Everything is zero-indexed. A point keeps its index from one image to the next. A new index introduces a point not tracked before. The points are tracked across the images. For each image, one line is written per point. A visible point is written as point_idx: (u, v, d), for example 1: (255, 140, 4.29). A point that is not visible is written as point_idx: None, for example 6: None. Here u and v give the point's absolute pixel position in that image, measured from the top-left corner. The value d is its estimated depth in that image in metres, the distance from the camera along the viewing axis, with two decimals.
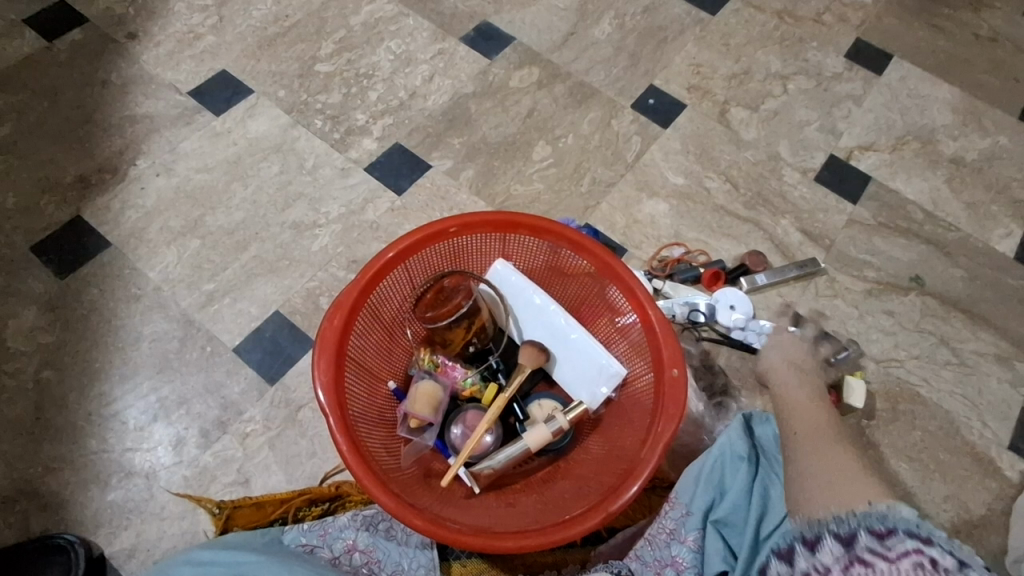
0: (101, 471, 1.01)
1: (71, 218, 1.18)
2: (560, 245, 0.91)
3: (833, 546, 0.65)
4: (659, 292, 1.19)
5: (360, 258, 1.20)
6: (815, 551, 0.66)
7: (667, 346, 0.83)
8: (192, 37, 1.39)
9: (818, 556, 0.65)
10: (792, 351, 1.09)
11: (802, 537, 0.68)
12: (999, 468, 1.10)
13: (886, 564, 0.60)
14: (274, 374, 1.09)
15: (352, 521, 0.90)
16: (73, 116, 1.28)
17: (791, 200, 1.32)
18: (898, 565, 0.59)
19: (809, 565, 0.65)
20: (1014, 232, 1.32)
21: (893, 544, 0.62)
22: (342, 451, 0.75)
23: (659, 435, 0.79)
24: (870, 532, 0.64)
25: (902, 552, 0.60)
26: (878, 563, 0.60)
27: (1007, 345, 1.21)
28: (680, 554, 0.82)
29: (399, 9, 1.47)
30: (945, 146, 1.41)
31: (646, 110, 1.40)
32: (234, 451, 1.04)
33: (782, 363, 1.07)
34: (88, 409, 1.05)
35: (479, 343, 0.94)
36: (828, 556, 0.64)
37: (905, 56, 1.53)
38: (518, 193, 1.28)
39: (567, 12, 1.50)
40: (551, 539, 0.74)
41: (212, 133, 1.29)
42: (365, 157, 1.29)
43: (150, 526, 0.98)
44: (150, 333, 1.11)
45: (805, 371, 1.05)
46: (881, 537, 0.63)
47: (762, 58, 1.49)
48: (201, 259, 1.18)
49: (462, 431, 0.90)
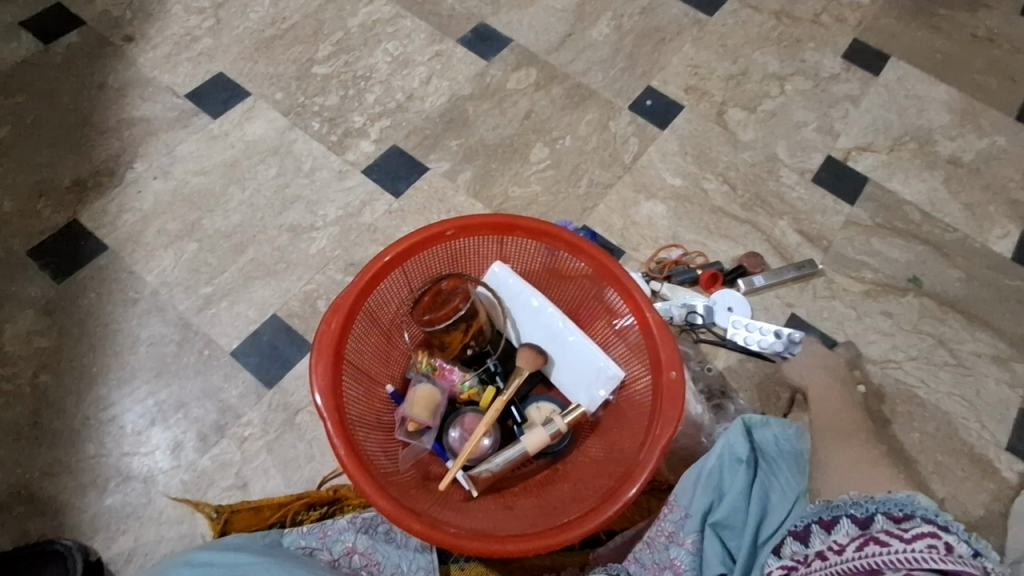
0: (99, 475, 1.01)
1: (68, 222, 1.18)
2: (557, 247, 0.91)
3: (849, 527, 0.69)
4: (657, 294, 1.19)
5: (358, 261, 1.20)
6: (832, 532, 0.70)
7: (664, 349, 0.83)
8: (189, 40, 1.39)
9: (834, 536, 0.69)
10: (819, 367, 1.07)
11: (819, 519, 0.72)
12: (997, 468, 1.10)
13: (901, 543, 0.62)
14: (272, 377, 1.09)
15: (352, 524, 0.90)
16: (69, 119, 1.28)
17: (789, 201, 1.32)
18: (912, 544, 0.61)
19: (826, 544, 0.69)
20: (1011, 232, 1.32)
21: (909, 526, 0.64)
22: (340, 455, 0.75)
23: (657, 438, 0.79)
24: (887, 516, 0.67)
25: (918, 533, 0.62)
26: (892, 542, 0.63)
27: (1004, 346, 1.21)
28: (678, 557, 0.81)
29: (396, 11, 1.47)
30: (942, 147, 1.41)
31: (644, 111, 1.40)
32: (232, 455, 1.04)
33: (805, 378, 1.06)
34: (85, 414, 1.04)
35: (476, 345, 0.93)
36: (844, 537, 0.68)
37: (902, 56, 1.53)
38: (516, 195, 1.28)
39: (565, 13, 1.50)
40: (550, 543, 0.74)
41: (209, 136, 1.29)
42: (363, 159, 1.29)
43: (148, 531, 0.98)
44: (148, 337, 1.11)
45: (834, 390, 1.03)
46: (898, 520, 0.66)
47: (759, 59, 1.49)
48: (199, 263, 1.17)
49: (460, 435, 0.89)
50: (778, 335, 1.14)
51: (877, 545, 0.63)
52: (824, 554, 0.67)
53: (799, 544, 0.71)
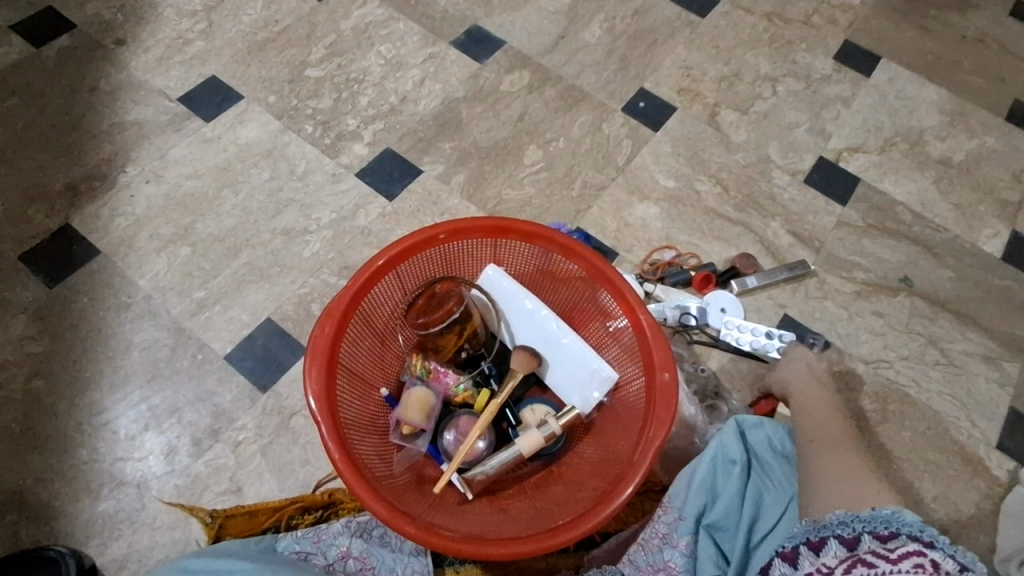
0: (92, 481, 1.00)
1: (60, 226, 1.18)
2: (551, 249, 0.91)
3: (837, 548, 0.68)
4: (650, 295, 1.20)
5: (352, 264, 1.20)
6: (820, 554, 0.69)
7: (658, 351, 0.84)
8: (181, 43, 1.38)
9: (823, 558, 0.68)
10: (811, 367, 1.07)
11: (807, 540, 0.71)
12: (987, 467, 1.11)
13: (888, 564, 0.61)
14: (266, 381, 1.09)
15: (346, 528, 0.90)
16: (61, 123, 1.27)
17: (781, 203, 1.33)
18: (898, 564, 0.60)
19: (815, 566, 0.68)
20: (1001, 232, 1.33)
21: (895, 546, 0.64)
22: (334, 459, 0.74)
23: (651, 440, 0.79)
24: (873, 535, 0.68)
25: (903, 553, 0.62)
26: (879, 563, 0.62)
27: (994, 345, 1.22)
28: (672, 559, 0.81)
29: (389, 13, 1.47)
30: (933, 147, 1.42)
31: (637, 113, 1.40)
32: (227, 459, 1.04)
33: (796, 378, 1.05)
34: (78, 419, 1.04)
35: (471, 348, 0.93)
36: (833, 558, 0.67)
37: (893, 58, 1.54)
38: (510, 197, 1.28)
39: (557, 15, 1.50)
40: (545, 545, 0.74)
41: (202, 139, 1.29)
42: (356, 163, 1.29)
43: (142, 536, 0.98)
44: (141, 341, 1.11)
45: (826, 389, 1.02)
46: (884, 540, 0.66)
47: (752, 61, 1.49)
48: (192, 266, 1.17)
49: (455, 437, 0.90)
50: (772, 335, 1.17)
51: (865, 568, 0.62)
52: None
53: (788, 566, 0.70)
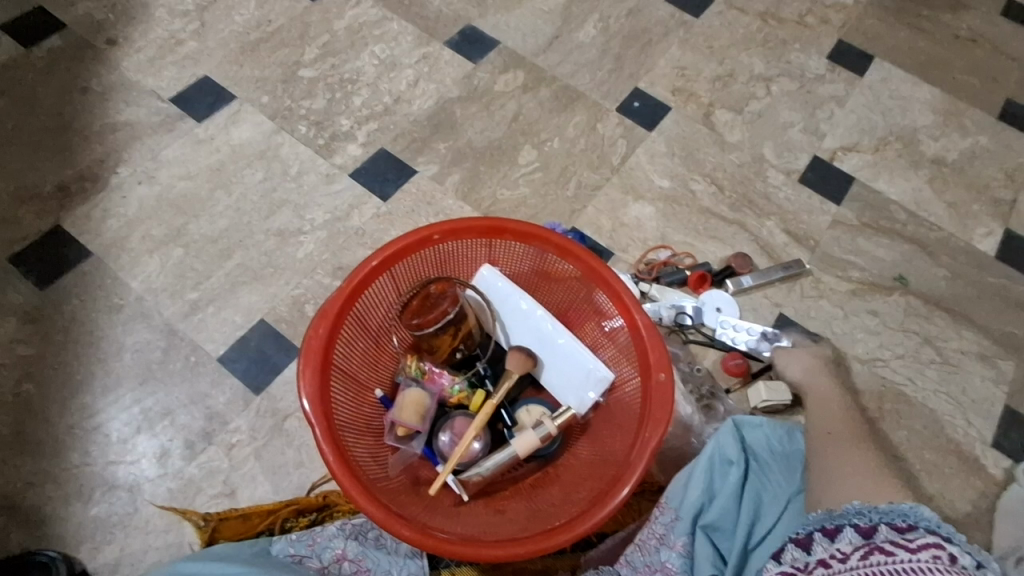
0: (84, 485, 0.99)
1: (50, 228, 1.17)
2: (546, 249, 0.91)
3: (853, 536, 0.68)
4: (646, 295, 1.19)
5: (346, 265, 1.19)
6: (835, 540, 0.68)
7: (654, 350, 0.83)
8: (173, 43, 1.38)
9: (837, 544, 0.68)
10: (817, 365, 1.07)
11: (822, 527, 0.71)
12: (983, 465, 1.11)
13: (906, 552, 0.61)
14: (260, 383, 1.08)
15: (342, 530, 0.89)
16: (52, 124, 1.26)
17: (776, 202, 1.33)
18: (916, 553, 0.60)
19: (829, 552, 0.67)
20: (995, 230, 1.33)
21: (914, 537, 0.63)
22: (328, 461, 0.74)
23: (647, 440, 0.79)
24: (890, 527, 0.66)
25: (923, 544, 0.61)
26: (898, 551, 0.62)
27: (989, 343, 1.22)
28: (669, 560, 0.81)
29: (382, 13, 1.47)
30: (926, 146, 1.42)
31: (631, 112, 1.40)
32: (220, 462, 1.03)
33: (805, 379, 1.06)
34: (69, 423, 1.03)
35: (465, 349, 0.93)
36: (847, 545, 0.67)
37: (886, 57, 1.54)
38: (504, 198, 1.28)
39: (551, 15, 1.50)
40: (541, 546, 0.74)
41: (195, 140, 1.28)
42: (350, 163, 1.28)
43: (135, 540, 0.97)
44: (133, 344, 1.10)
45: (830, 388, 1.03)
46: (902, 531, 0.65)
47: (746, 61, 1.49)
48: (184, 268, 1.16)
49: (450, 439, 0.89)
50: (767, 335, 1.16)
51: (882, 555, 0.62)
52: (827, 563, 0.66)
53: (801, 551, 0.69)
